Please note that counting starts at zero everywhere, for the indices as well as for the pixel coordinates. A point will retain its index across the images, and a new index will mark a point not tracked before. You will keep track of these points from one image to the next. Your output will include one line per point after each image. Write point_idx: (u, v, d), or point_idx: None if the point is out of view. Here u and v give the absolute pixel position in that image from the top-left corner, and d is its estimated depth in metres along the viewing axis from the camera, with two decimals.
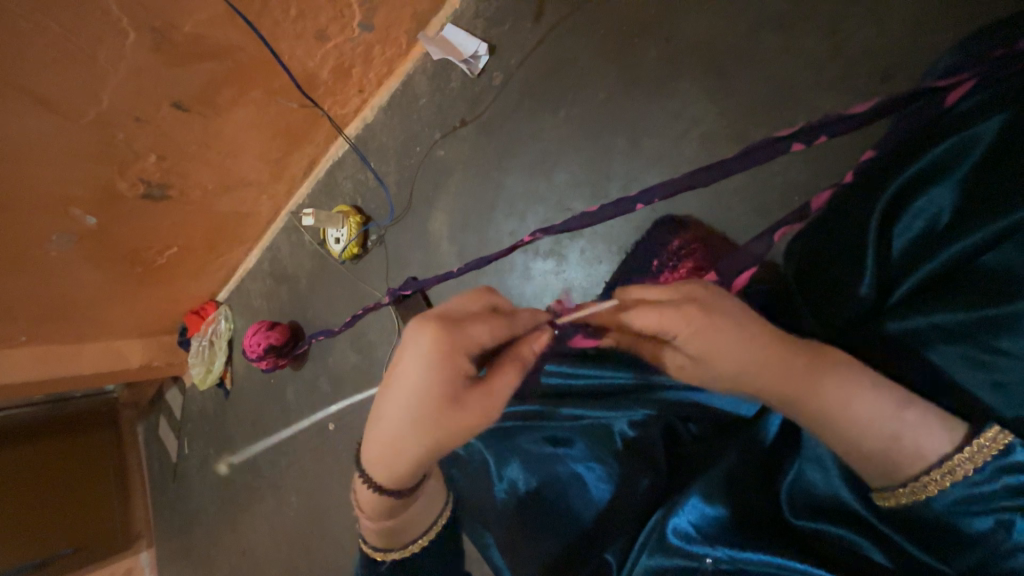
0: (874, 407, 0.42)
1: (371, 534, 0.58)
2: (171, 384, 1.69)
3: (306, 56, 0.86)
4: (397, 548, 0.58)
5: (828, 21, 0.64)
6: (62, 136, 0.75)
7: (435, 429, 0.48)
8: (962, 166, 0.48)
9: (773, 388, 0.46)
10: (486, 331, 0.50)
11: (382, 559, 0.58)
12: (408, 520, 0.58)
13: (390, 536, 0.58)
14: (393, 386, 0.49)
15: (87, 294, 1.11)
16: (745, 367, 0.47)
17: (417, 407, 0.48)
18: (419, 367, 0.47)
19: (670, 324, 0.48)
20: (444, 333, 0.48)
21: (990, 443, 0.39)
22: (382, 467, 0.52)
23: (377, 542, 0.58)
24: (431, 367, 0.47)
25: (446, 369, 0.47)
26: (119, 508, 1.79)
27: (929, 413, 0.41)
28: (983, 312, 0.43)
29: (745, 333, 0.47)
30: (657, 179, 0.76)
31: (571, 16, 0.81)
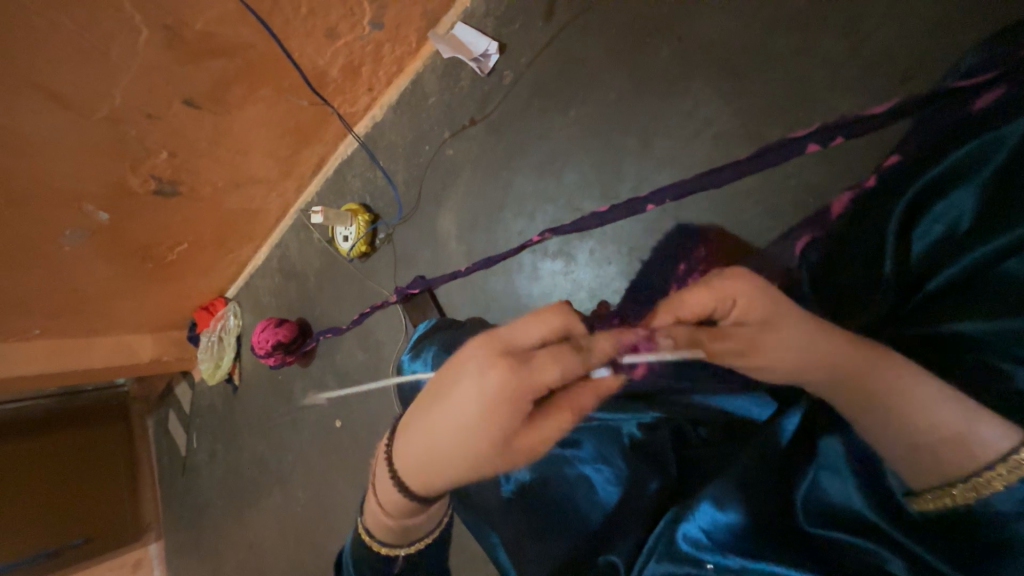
0: (935, 403, 0.41)
1: (379, 530, 0.54)
2: (180, 379, 1.71)
3: (316, 54, 0.86)
4: (404, 545, 0.54)
5: (846, 20, 0.63)
6: (76, 132, 0.76)
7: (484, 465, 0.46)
8: (985, 168, 0.46)
9: (825, 372, 0.46)
10: (558, 373, 0.45)
11: (388, 557, 0.54)
12: (422, 518, 0.54)
13: (400, 533, 0.54)
14: (446, 418, 0.46)
15: (99, 289, 1.13)
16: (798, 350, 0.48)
17: (472, 446, 0.45)
18: (479, 403, 0.44)
19: (724, 295, 0.50)
20: (514, 376, 0.44)
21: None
22: (417, 484, 0.49)
23: (384, 538, 0.54)
24: (490, 410, 0.44)
25: (506, 413, 0.44)
26: (128, 500, 1.81)
27: (964, 417, 0.40)
28: (1005, 322, 0.40)
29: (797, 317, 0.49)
30: (668, 180, 0.75)
31: (582, 14, 0.80)
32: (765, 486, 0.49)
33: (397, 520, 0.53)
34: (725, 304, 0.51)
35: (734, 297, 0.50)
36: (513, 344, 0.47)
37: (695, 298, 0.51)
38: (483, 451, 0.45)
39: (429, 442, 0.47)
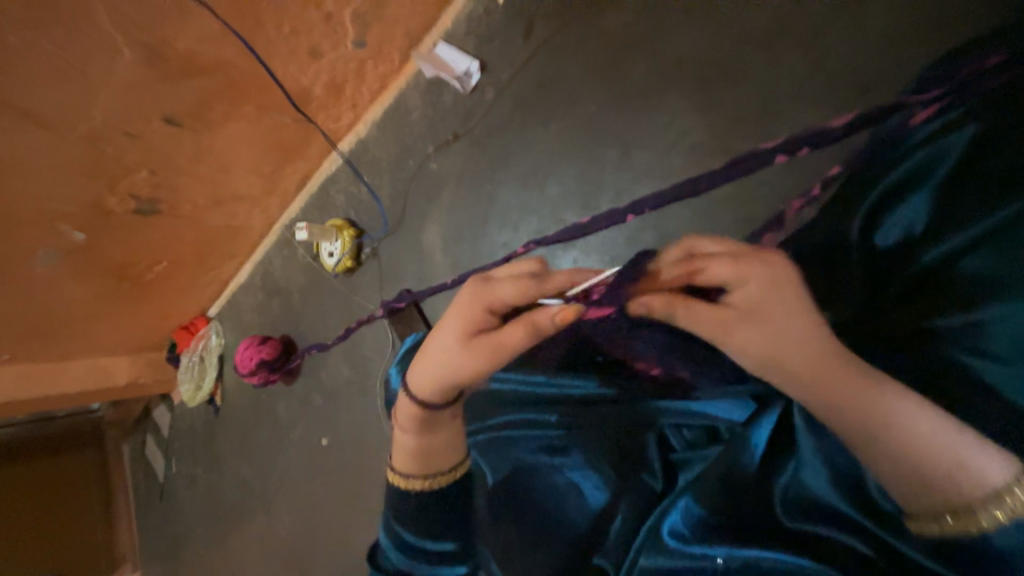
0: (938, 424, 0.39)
1: (400, 457, 0.63)
2: (158, 401, 1.66)
3: (300, 71, 0.87)
4: (420, 477, 0.61)
5: (810, 36, 0.66)
6: (52, 151, 0.75)
7: (460, 362, 0.54)
8: (938, 174, 0.49)
9: (830, 390, 0.42)
10: (512, 290, 0.51)
11: (406, 489, 0.62)
12: (438, 448, 0.61)
13: (418, 461, 0.61)
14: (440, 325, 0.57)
15: (74, 310, 1.10)
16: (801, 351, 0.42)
17: (449, 342, 0.54)
18: (454, 312, 0.54)
19: (743, 272, 0.43)
20: (476, 286, 0.53)
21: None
22: (421, 388, 0.59)
23: (405, 469, 0.62)
24: (459, 310, 0.53)
25: (470, 316, 0.53)
26: (103, 532, 1.73)
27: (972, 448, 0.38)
28: (964, 317, 0.44)
29: (819, 335, 0.42)
30: (647, 191, 0.77)
31: (560, 33, 0.83)
32: (745, 487, 0.51)
33: (414, 444, 0.61)
34: (741, 284, 0.43)
35: (751, 279, 0.42)
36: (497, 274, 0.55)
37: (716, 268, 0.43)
38: (456, 347, 0.54)
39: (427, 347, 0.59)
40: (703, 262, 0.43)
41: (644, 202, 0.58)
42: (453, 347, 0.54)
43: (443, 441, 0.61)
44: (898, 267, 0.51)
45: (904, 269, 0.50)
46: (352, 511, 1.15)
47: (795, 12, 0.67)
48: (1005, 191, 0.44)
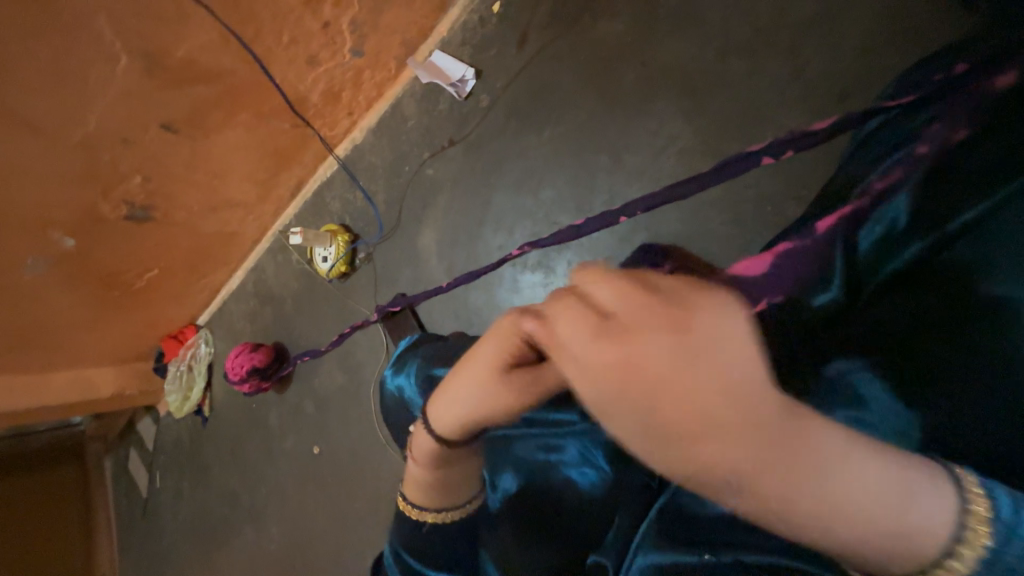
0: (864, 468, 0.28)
1: (410, 486, 0.58)
2: (144, 414, 1.62)
3: (297, 79, 0.88)
4: (431, 509, 0.58)
5: (790, 45, 0.69)
6: (47, 157, 0.75)
7: (496, 403, 0.46)
8: (917, 169, 0.49)
9: (754, 460, 0.28)
10: None
11: (415, 516, 0.58)
12: (449, 483, 0.56)
13: (430, 493, 0.57)
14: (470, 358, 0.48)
15: (61, 319, 1.08)
16: (691, 422, 0.28)
17: (484, 375, 0.46)
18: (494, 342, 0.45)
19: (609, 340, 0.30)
20: (520, 316, 0.44)
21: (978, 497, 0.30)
22: (443, 426, 0.51)
23: (416, 498, 0.58)
24: (500, 342, 0.44)
25: (507, 345, 0.44)
26: (82, 552, 1.67)
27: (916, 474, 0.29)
28: (964, 306, 0.44)
29: (749, 399, 0.28)
30: (638, 193, 0.79)
31: (552, 43, 0.86)
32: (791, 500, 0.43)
33: (428, 478, 0.56)
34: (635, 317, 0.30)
35: (658, 325, 0.29)
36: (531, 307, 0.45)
37: (562, 321, 0.32)
38: (490, 383, 0.45)
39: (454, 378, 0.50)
40: (598, 293, 0.32)
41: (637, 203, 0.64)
42: (489, 383, 0.45)
43: (460, 477, 0.56)
44: (876, 267, 0.51)
45: (883, 268, 0.50)
46: (345, 521, 1.13)
47: (776, 23, 0.70)
48: (977, 190, 0.45)
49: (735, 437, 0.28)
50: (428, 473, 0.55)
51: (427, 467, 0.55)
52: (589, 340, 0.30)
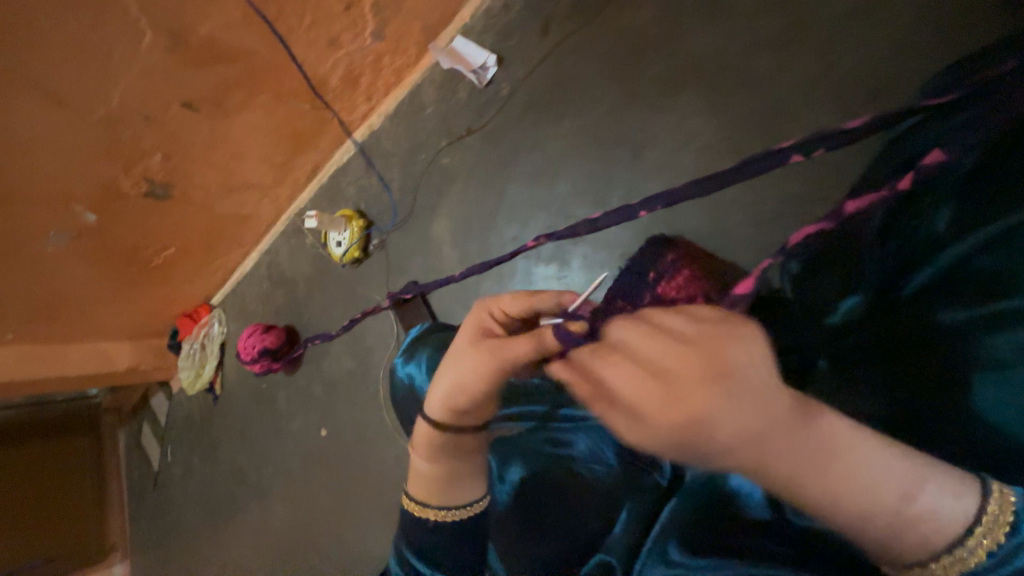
0: (886, 473, 0.33)
1: (415, 480, 0.60)
2: (157, 389, 1.65)
3: (318, 62, 0.88)
4: (432, 506, 0.58)
5: (824, 39, 0.67)
6: (70, 131, 0.76)
7: (460, 368, 0.52)
8: (954, 174, 0.49)
9: (794, 466, 0.32)
10: (513, 302, 0.54)
11: (417, 513, 0.59)
12: (454, 477, 0.58)
13: (433, 487, 0.59)
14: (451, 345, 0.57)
15: (81, 292, 1.10)
16: (735, 450, 0.32)
17: (457, 350, 0.54)
18: (469, 325, 0.56)
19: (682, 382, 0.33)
20: (483, 301, 0.57)
21: (1000, 511, 0.33)
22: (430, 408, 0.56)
23: (417, 494, 0.60)
24: (469, 324, 0.56)
25: (477, 321, 0.55)
26: (94, 519, 1.72)
27: (940, 482, 0.34)
28: (978, 311, 0.45)
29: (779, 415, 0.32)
30: (657, 188, 0.78)
31: (576, 32, 0.84)
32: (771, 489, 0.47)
33: (432, 471, 0.58)
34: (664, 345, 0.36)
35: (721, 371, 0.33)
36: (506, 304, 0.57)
37: (611, 374, 0.36)
38: (461, 352, 0.53)
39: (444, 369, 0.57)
40: (653, 344, 0.36)
41: (652, 202, 0.65)
42: (460, 352, 0.53)
43: (464, 471, 0.59)
44: (912, 270, 0.51)
45: (918, 273, 0.51)
46: (350, 503, 1.14)
47: (811, 17, 0.67)
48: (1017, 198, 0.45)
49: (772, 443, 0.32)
50: (433, 465, 0.58)
51: (433, 458, 0.58)
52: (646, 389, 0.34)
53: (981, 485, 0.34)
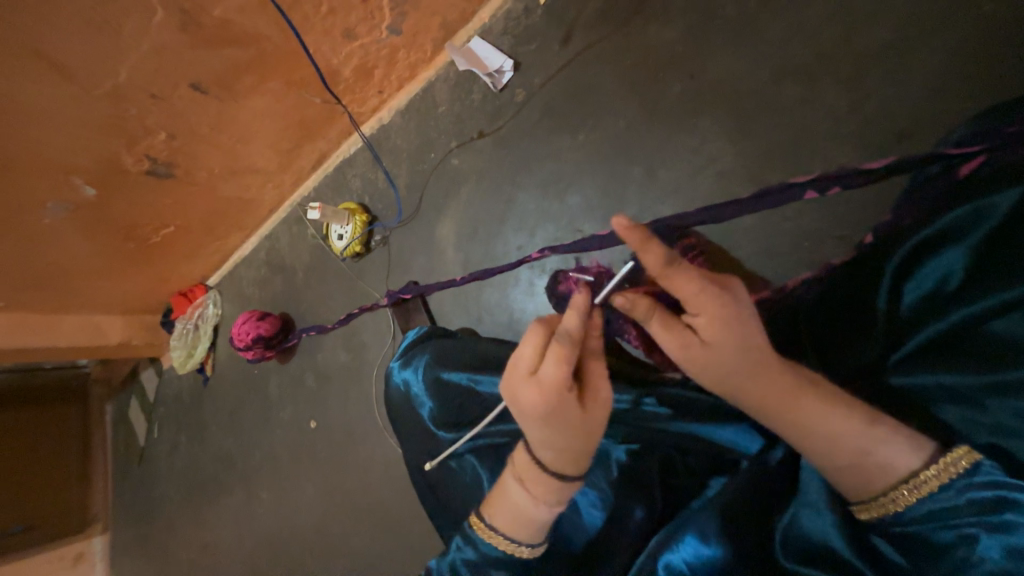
0: (849, 419, 0.44)
1: (518, 527, 0.53)
2: (147, 364, 1.64)
3: (332, 52, 0.85)
4: (525, 544, 0.53)
5: (849, 74, 0.66)
6: (73, 105, 0.74)
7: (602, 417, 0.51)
8: (976, 234, 0.48)
9: (776, 402, 0.47)
10: (557, 366, 0.48)
11: (506, 550, 0.54)
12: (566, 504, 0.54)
13: (534, 527, 0.53)
14: (550, 431, 0.49)
15: (74, 265, 1.09)
16: (730, 379, 0.48)
17: (571, 434, 0.49)
18: (543, 416, 0.49)
19: (702, 304, 0.48)
20: (530, 392, 0.49)
21: (954, 461, 0.41)
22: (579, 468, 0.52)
23: (510, 534, 0.53)
24: (542, 414, 0.49)
25: (553, 401, 0.48)
26: (76, 486, 1.72)
27: (898, 430, 0.44)
28: (995, 376, 0.45)
29: (765, 366, 0.47)
30: (670, 212, 0.77)
31: (598, 43, 0.83)
32: (744, 534, 0.48)
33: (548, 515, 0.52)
34: (702, 298, 0.48)
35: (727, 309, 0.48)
36: (554, 374, 0.48)
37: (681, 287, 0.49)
38: (590, 420, 0.50)
39: (541, 460, 0.52)
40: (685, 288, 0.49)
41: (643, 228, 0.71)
42: (589, 423, 0.49)
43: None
44: (917, 324, 0.51)
45: (925, 325, 0.50)
46: (334, 498, 1.14)
47: (840, 48, 0.66)
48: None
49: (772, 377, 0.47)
50: (541, 510, 0.52)
51: (544, 500, 0.52)
52: (718, 322, 0.48)
53: (940, 447, 0.43)
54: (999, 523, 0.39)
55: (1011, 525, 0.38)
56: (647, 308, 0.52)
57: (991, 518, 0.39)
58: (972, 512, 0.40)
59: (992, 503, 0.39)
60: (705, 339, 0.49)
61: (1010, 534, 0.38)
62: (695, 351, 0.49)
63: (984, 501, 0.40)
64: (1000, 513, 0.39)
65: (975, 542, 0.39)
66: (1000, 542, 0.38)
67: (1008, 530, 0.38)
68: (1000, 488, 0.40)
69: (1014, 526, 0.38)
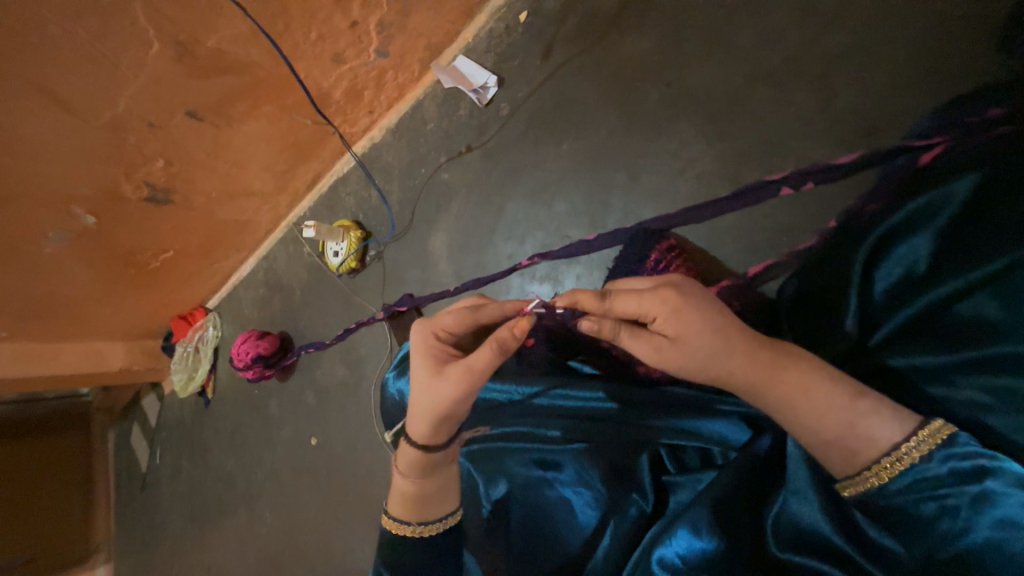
0: (836, 397, 0.45)
1: (394, 499, 0.63)
2: (149, 390, 1.64)
3: (322, 76, 0.88)
4: (411, 524, 0.61)
5: (816, 77, 0.68)
6: (74, 137, 0.77)
7: (439, 395, 0.57)
8: (939, 219, 0.50)
9: (752, 384, 0.48)
10: (451, 321, 0.61)
11: (393, 531, 0.62)
12: (433, 492, 0.62)
13: (412, 505, 0.61)
14: (412, 374, 0.61)
15: (75, 293, 1.10)
16: (708, 366, 0.50)
17: (419, 380, 0.59)
18: (417, 354, 0.61)
19: (649, 306, 0.50)
20: (422, 325, 0.63)
21: (933, 433, 0.42)
22: (417, 431, 0.60)
23: (396, 514, 0.62)
24: (417, 351, 0.61)
25: (426, 345, 0.61)
26: (79, 517, 1.71)
27: (883, 404, 0.45)
28: (970, 353, 0.47)
29: (738, 345, 0.49)
30: (653, 214, 0.79)
31: (578, 57, 0.86)
32: (742, 535, 0.48)
33: (409, 489, 0.62)
34: (648, 309, 0.50)
35: (671, 302, 0.50)
36: (443, 324, 0.62)
37: (622, 302, 0.51)
38: (431, 383, 0.58)
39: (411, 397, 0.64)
40: (626, 300, 0.51)
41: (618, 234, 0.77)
42: (427, 383, 0.58)
43: (441, 485, 0.62)
44: (893, 308, 0.53)
45: (900, 310, 0.52)
46: (337, 515, 1.13)
47: (808, 52, 0.69)
48: (992, 247, 0.47)
49: (747, 358, 0.48)
50: (408, 483, 0.62)
51: (410, 475, 0.62)
52: (669, 316, 0.50)
53: (922, 420, 0.44)
54: (983, 493, 0.39)
55: (993, 496, 0.39)
56: (612, 327, 0.52)
57: (972, 488, 0.40)
58: (954, 482, 0.41)
59: (971, 473, 0.40)
60: (670, 336, 0.50)
61: (989, 503, 0.39)
62: (668, 351, 0.50)
63: (964, 471, 0.40)
64: (981, 481, 0.40)
65: (957, 511, 0.40)
66: (989, 516, 0.39)
67: (990, 501, 0.39)
68: (978, 458, 0.41)
69: (996, 496, 0.39)
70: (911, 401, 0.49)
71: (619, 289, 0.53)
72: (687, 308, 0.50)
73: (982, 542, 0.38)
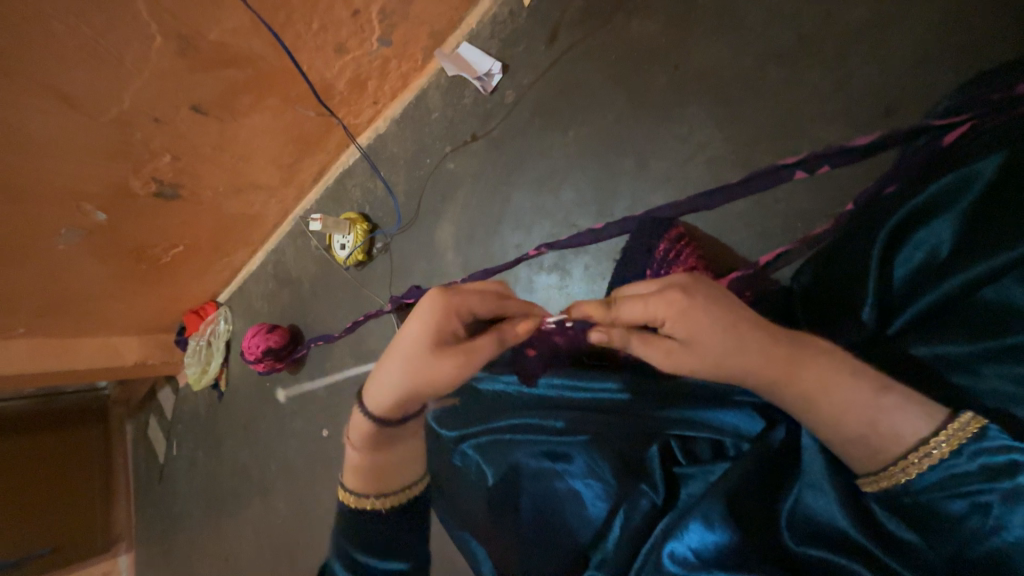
0: (857, 391, 0.44)
1: (349, 474, 0.64)
2: (165, 383, 1.67)
3: (325, 67, 0.87)
4: (372, 496, 0.62)
5: (833, 56, 0.66)
6: (82, 133, 0.77)
7: (428, 373, 0.56)
8: (961, 202, 0.49)
9: (767, 375, 0.47)
10: (478, 303, 0.58)
11: (352, 507, 0.62)
12: (392, 464, 0.63)
13: (371, 476, 0.62)
14: (406, 338, 0.56)
15: (89, 289, 1.12)
16: (724, 359, 0.48)
17: (412, 350, 0.56)
18: (422, 319, 0.56)
19: (655, 309, 0.49)
20: (440, 291, 0.58)
21: (964, 426, 0.40)
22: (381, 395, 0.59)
23: (354, 488, 0.63)
24: (425, 317, 0.56)
25: (439, 314, 0.56)
26: (99, 507, 1.77)
27: (908, 398, 0.44)
28: (994, 341, 0.45)
29: (753, 339, 0.48)
30: (663, 201, 0.77)
31: (584, 40, 0.84)
32: (756, 529, 0.47)
33: (365, 461, 0.63)
34: (656, 315, 0.49)
35: (680, 306, 0.48)
36: (465, 301, 0.57)
37: (628, 308, 0.50)
38: (426, 357, 0.55)
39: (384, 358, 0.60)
40: (633, 306, 0.50)
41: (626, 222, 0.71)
42: (424, 357, 0.55)
43: (400, 455, 0.64)
44: (912, 294, 0.51)
45: (919, 297, 0.50)
46: None
47: (825, 29, 0.66)
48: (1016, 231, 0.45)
49: (763, 355, 0.47)
50: (366, 457, 0.63)
51: (362, 448, 0.63)
52: (679, 320, 0.48)
53: (951, 413, 0.42)
54: (1013, 489, 0.38)
55: None
56: (622, 335, 0.51)
57: (1003, 484, 0.38)
58: (984, 479, 0.39)
59: (1003, 469, 0.39)
60: (681, 338, 0.49)
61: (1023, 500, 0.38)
62: (679, 354, 0.50)
63: (996, 467, 0.39)
64: (1014, 478, 0.38)
65: (989, 509, 0.39)
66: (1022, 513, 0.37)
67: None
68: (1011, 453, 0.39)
69: None
70: (934, 393, 0.47)
71: (626, 293, 0.52)
72: (698, 310, 0.48)
73: (1014, 541, 0.37)
